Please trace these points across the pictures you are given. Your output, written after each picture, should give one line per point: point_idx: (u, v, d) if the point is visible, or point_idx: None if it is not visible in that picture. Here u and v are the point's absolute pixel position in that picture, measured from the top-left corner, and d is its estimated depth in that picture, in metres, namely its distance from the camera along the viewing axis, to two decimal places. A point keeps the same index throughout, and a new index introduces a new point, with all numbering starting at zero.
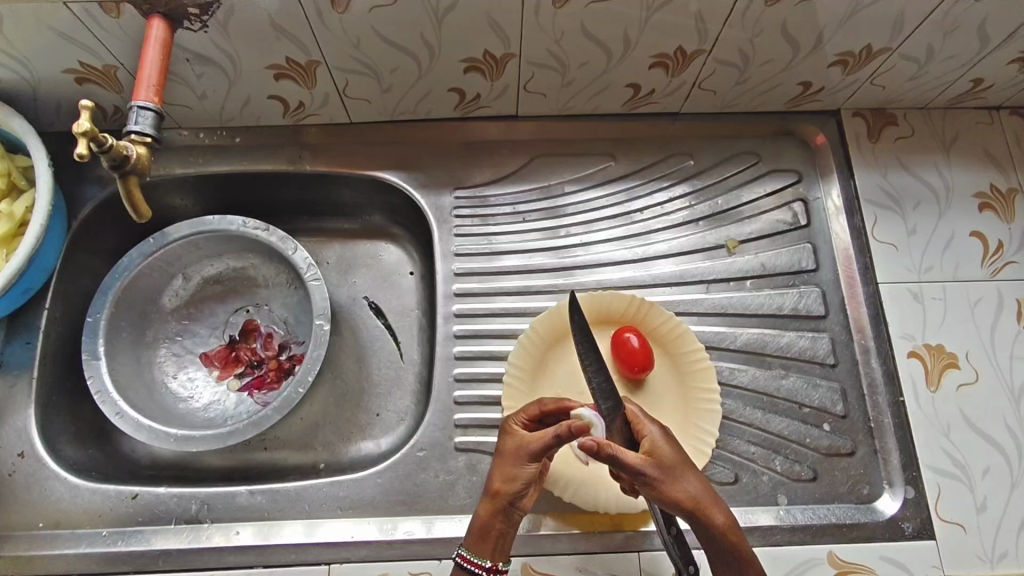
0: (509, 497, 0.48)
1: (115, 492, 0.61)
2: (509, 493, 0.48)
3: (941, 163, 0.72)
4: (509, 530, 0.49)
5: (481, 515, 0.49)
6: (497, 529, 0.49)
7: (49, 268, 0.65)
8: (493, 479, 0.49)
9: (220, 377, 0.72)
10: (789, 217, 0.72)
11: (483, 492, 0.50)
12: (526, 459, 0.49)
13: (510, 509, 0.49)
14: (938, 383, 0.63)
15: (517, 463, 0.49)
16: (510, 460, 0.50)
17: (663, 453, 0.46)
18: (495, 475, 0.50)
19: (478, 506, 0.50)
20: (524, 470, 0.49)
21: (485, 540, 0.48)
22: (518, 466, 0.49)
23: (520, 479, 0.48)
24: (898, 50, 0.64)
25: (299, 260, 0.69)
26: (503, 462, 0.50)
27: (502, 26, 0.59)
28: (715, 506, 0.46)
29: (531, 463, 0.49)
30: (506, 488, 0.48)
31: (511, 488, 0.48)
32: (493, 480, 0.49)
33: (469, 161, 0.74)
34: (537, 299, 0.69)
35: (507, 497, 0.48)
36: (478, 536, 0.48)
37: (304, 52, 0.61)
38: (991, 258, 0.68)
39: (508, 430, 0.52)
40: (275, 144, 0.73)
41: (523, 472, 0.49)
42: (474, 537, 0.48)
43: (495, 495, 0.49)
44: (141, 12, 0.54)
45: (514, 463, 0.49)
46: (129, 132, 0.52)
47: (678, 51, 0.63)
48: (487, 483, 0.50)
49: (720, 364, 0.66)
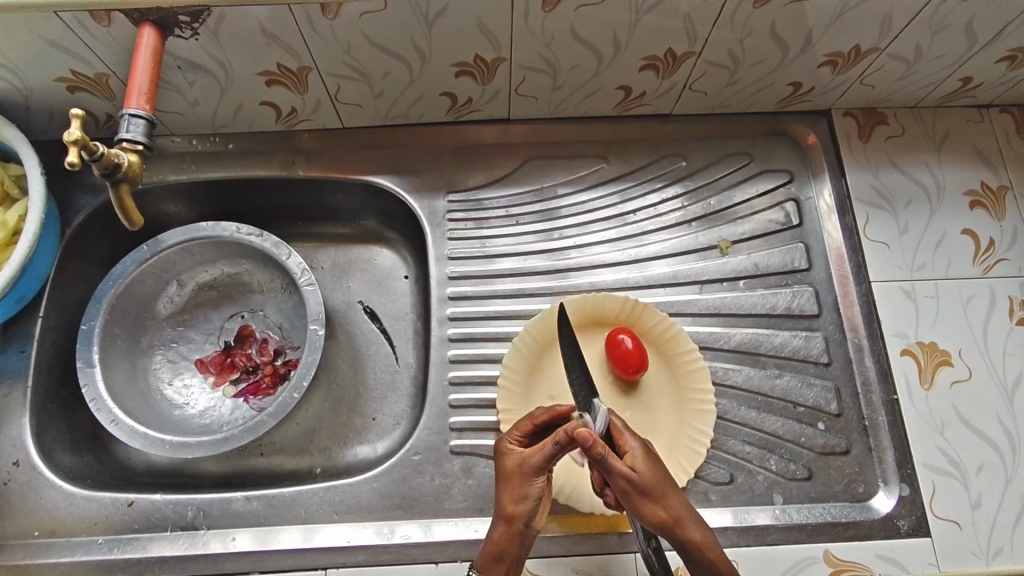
0: (523, 518, 0.48)
1: (111, 500, 0.61)
2: (524, 514, 0.48)
3: (932, 161, 0.72)
4: (523, 551, 0.49)
5: (495, 539, 0.49)
6: (512, 552, 0.49)
7: (43, 276, 0.65)
8: (504, 502, 0.49)
9: (215, 384, 0.72)
10: (781, 217, 0.72)
11: (495, 518, 0.50)
12: (531, 476, 0.49)
13: (525, 532, 0.49)
14: (931, 381, 0.64)
15: (524, 481, 0.49)
16: (514, 481, 0.50)
17: (644, 469, 0.48)
18: (503, 497, 0.50)
19: (492, 531, 0.50)
20: (533, 487, 0.49)
21: (498, 565, 0.49)
22: (526, 484, 0.49)
23: (530, 497, 0.49)
24: (887, 50, 0.64)
25: (294, 265, 0.68)
26: (507, 484, 0.50)
27: (493, 31, 0.60)
28: (693, 522, 0.48)
29: (537, 479, 0.49)
30: (518, 509, 0.48)
31: (522, 509, 0.48)
32: (504, 504, 0.49)
33: (462, 165, 0.74)
34: (531, 302, 0.70)
35: (522, 518, 0.48)
36: (493, 559, 0.49)
37: (296, 58, 0.61)
38: (982, 255, 0.68)
39: (506, 450, 0.53)
40: (269, 149, 0.73)
41: (532, 488, 0.49)
42: (489, 559, 0.49)
43: (510, 518, 0.48)
44: (132, 20, 0.55)
45: (521, 483, 0.49)
46: (121, 140, 0.53)
47: (668, 53, 0.64)
48: (499, 506, 0.50)
49: (715, 364, 0.66)
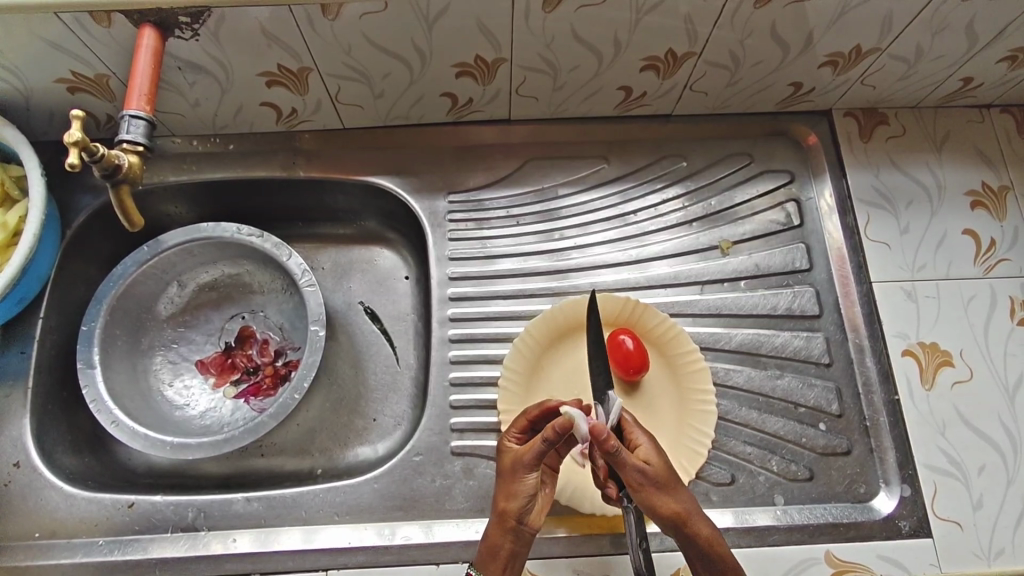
0: (515, 515, 0.48)
1: (112, 501, 0.61)
2: (516, 511, 0.48)
3: (933, 162, 0.72)
4: (521, 549, 0.49)
5: (490, 535, 0.49)
6: (508, 548, 0.48)
7: (43, 277, 0.65)
8: (499, 498, 0.50)
9: (215, 385, 0.72)
10: (781, 217, 0.72)
11: (492, 515, 0.50)
12: (525, 473, 0.49)
13: (520, 529, 0.49)
14: (933, 381, 0.64)
15: (517, 478, 0.49)
16: (510, 478, 0.50)
17: (657, 461, 0.48)
18: (500, 495, 0.50)
19: (488, 528, 0.50)
20: (525, 484, 0.49)
21: (495, 559, 0.48)
22: (519, 481, 0.49)
23: (522, 493, 0.49)
24: (887, 50, 0.64)
25: (295, 266, 0.68)
26: (504, 482, 0.50)
27: (493, 32, 0.60)
28: (701, 518, 0.48)
29: (529, 475, 0.49)
30: (510, 506, 0.49)
31: (514, 505, 0.49)
32: (498, 500, 0.50)
33: (463, 165, 0.74)
34: (532, 303, 0.70)
35: (513, 514, 0.48)
36: (489, 555, 0.48)
37: (296, 59, 0.61)
38: (983, 256, 0.68)
39: (506, 448, 0.53)
40: (269, 150, 0.73)
41: (524, 485, 0.49)
42: (485, 556, 0.48)
43: (503, 514, 0.49)
44: (132, 21, 0.55)
45: (514, 479, 0.50)
46: (121, 141, 0.53)
47: (669, 54, 0.64)
48: (494, 503, 0.50)
49: (716, 365, 0.66)
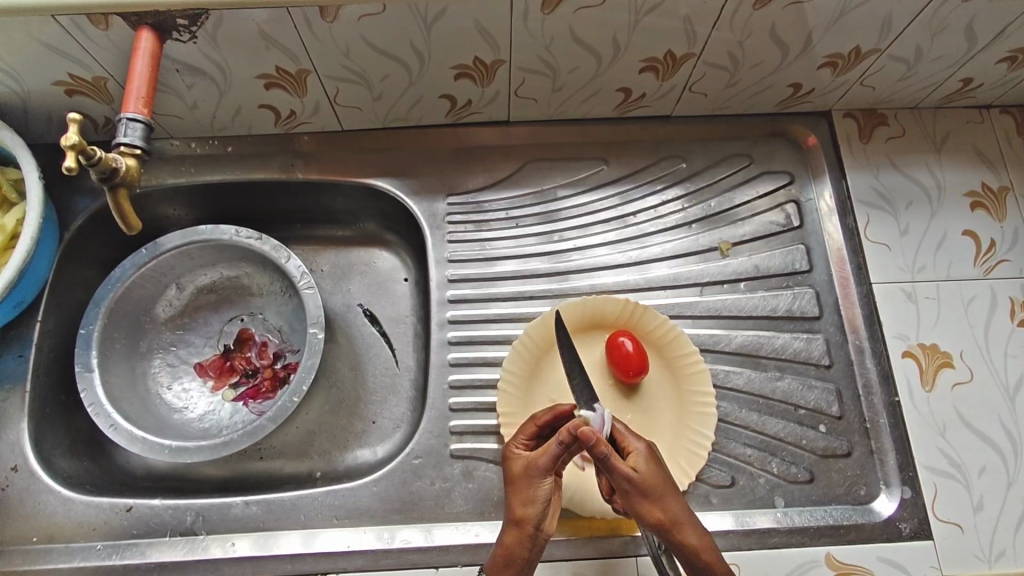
0: (533, 521, 0.48)
1: (110, 505, 0.61)
2: (533, 518, 0.48)
3: (932, 162, 0.72)
4: (534, 557, 0.48)
5: (504, 543, 0.48)
6: (521, 557, 0.48)
7: (42, 280, 0.65)
8: (512, 505, 0.49)
9: (214, 387, 0.72)
10: (781, 218, 0.72)
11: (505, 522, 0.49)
12: (539, 477, 0.49)
13: (535, 535, 0.48)
14: (933, 383, 0.64)
15: (530, 483, 0.49)
16: (523, 484, 0.49)
17: (645, 469, 0.48)
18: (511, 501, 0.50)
19: (502, 535, 0.49)
20: (540, 489, 0.49)
21: (509, 568, 0.48)
22: (533, 486, 0.49)
23: (540, 499, 0.49)
24: (887, 50, 0.64)
25: (294, 269, 0.68)
26: (515, 488, 0.50)
27: (491, 34, 0.59)
28: (690, 525, 0.48)
29: (545, 480, 0.49)
30: (528, 512, 0.48)
31: (530, 511, 0.48)
32: (513, 506, 0.49)
33: (462, 167, 0.74)
34: (531, 304, 0.69)
35: (531, 521, 0.48)
36: (502, 563, 0.48)
37: (294, 61, 0.61)
38: (983, 257, 0.68)
39: (514, 452, 0.53)
40: (267, 152, 0.72)
41: (540, 491, 0.49)
42: (496, 563, 0.48)
43: (522, 521, 0.48)
44: (130, 24, 0.54)
45: (528, 486, 0.49)
46: (118, 143, 0.52)
47: (667, 55, 0.64)
48: (507, 509, 0.49)
49: (716, 366, 0.66)
